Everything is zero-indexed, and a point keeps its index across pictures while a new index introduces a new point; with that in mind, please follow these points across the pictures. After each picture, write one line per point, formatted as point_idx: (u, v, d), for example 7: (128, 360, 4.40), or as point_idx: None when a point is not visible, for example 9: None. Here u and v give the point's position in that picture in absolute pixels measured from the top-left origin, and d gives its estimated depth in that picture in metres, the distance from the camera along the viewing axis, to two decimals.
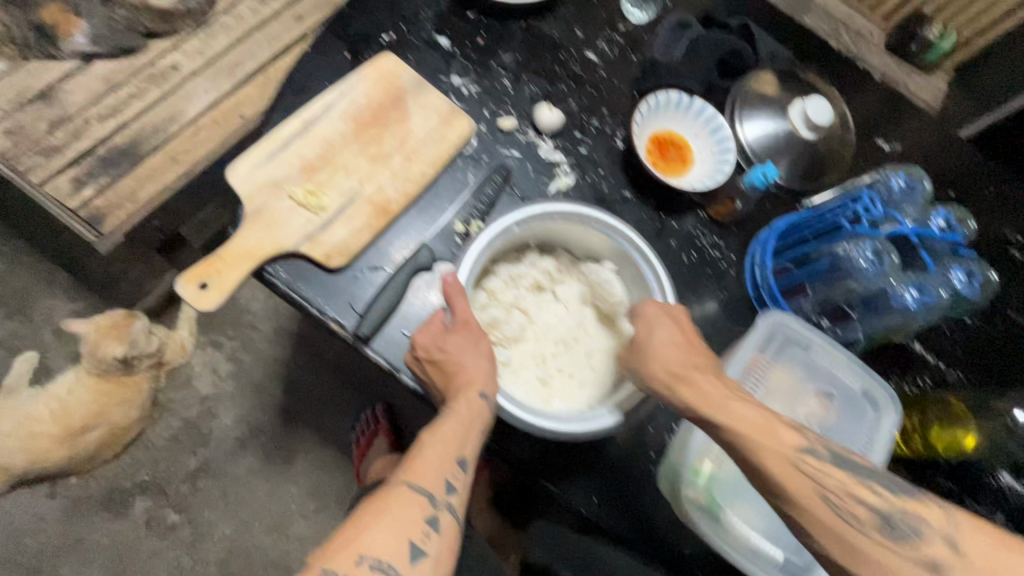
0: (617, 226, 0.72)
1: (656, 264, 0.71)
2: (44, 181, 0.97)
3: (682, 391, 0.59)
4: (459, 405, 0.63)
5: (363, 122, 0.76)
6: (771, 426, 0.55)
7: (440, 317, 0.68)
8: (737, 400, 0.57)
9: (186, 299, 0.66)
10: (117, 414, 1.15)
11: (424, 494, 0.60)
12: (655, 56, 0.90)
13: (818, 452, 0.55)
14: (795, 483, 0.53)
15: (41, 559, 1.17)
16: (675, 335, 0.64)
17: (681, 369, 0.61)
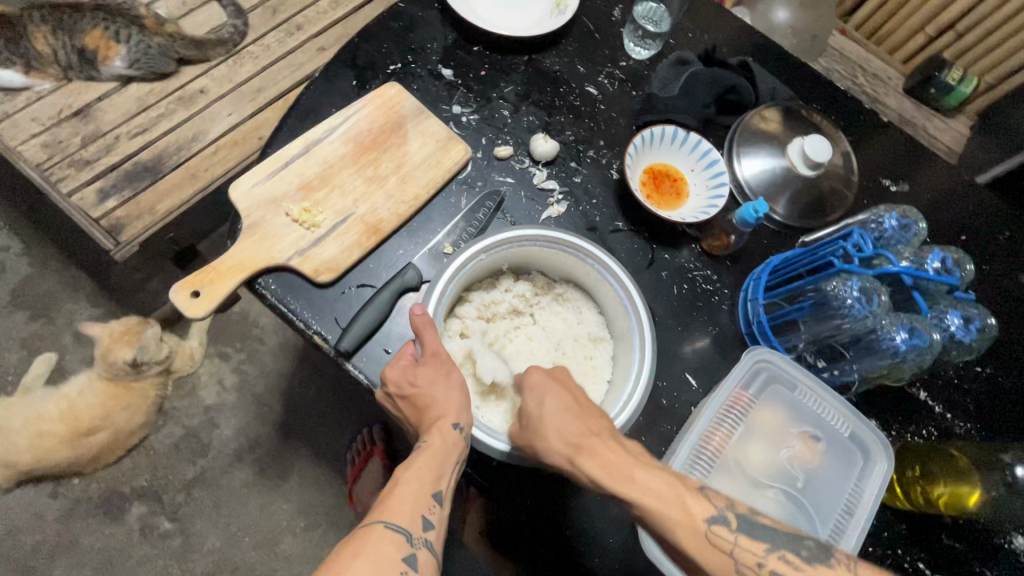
0: (587, 248, 0.73)
1: (626, 279, 0.73)
2: (73, 191, 1.03)
3: (584, 465, 0.57)
4: (432, 438, 0.61)
5: (362, 146, 0.79)
6: (671, 504, 0.53)
7: (409, 351, 0.67)
8: (641, 468, 0.56)
9: (178, 305, 0.69)
10: (121, 418, 1.18)
11: (400, 532, 0.57)
12: (654, 90, 0.93)
13: (726, 520, 0.53)
14: (710, 559, 0.52)
15: (37, 557, 1.19)
16: (556, 395, 0.63)
17: (578, 440, 0.59)
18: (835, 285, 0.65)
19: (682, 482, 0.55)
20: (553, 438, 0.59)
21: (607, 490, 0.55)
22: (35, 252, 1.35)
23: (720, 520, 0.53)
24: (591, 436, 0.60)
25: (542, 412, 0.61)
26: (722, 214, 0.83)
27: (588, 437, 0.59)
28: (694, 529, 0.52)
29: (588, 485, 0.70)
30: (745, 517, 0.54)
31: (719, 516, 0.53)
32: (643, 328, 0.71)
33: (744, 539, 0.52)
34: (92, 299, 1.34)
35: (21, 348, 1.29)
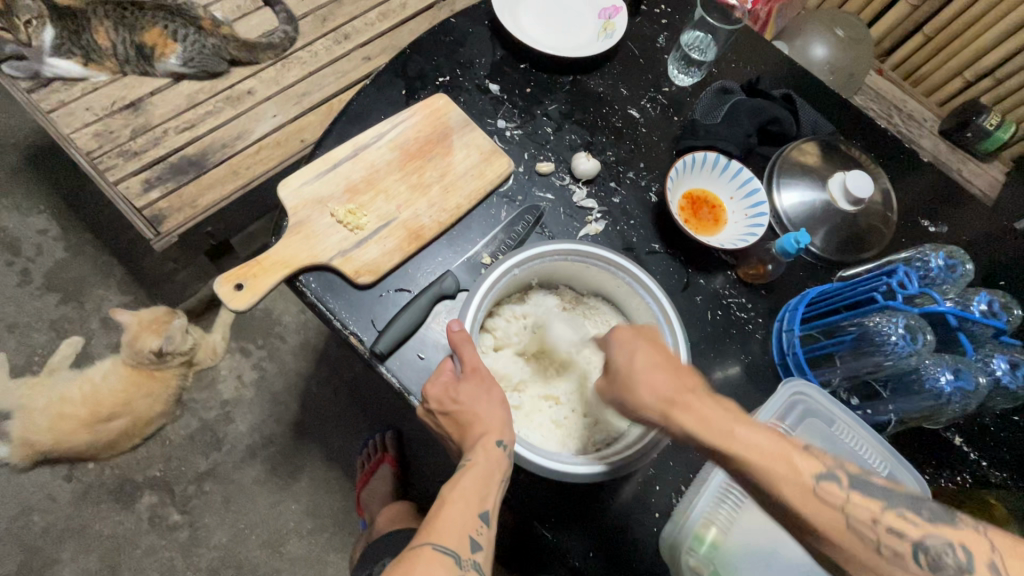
0: (619, 261, 0.73)
1: (657, 292, 0.72)
2: (119, 180, 1.05)
3: (679, 420, 0.56)
4: (478, 456, 0.60)
5: (408, 153, 0.81)
6: (776, 459, 0.51)
7: (449, 366, 0.67)
8: (744, 426, 0.54)
9: (222, 297, 0.70)
10: (141, 406, 1.19)
11: (450, 555, 0.56)
12: (696, 116, 0.94)
13: (837, 477, 0.51)
14: (819, 511, 0.49)
15: (45, 540, 1.19)
16: (652, 352, 0.62)
17: (672, 398, 0.58)
18: (878, 322, 0.66)
19: (786, 439, 0.54)
20: (648, 395, 0.59)
21: (705, 443, 0.54)
22: (72, 237, 1.37)
23: (828, 476, 0.51)
24: (685, 392, 0.58)
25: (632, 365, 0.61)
26: (761, 243, 0.82)
27: (682, 395, 0.58)
28: (802, 484, 0.50)
29: (613, 507, 0.69)
30: (857, 477, 0.52)
31: (828, 474, 0.51)
32: (678, 344, 0.70)
33: (856, 496, 0.50)
34: (123, 287, 1.36)
35: (49, 330, 1.31)
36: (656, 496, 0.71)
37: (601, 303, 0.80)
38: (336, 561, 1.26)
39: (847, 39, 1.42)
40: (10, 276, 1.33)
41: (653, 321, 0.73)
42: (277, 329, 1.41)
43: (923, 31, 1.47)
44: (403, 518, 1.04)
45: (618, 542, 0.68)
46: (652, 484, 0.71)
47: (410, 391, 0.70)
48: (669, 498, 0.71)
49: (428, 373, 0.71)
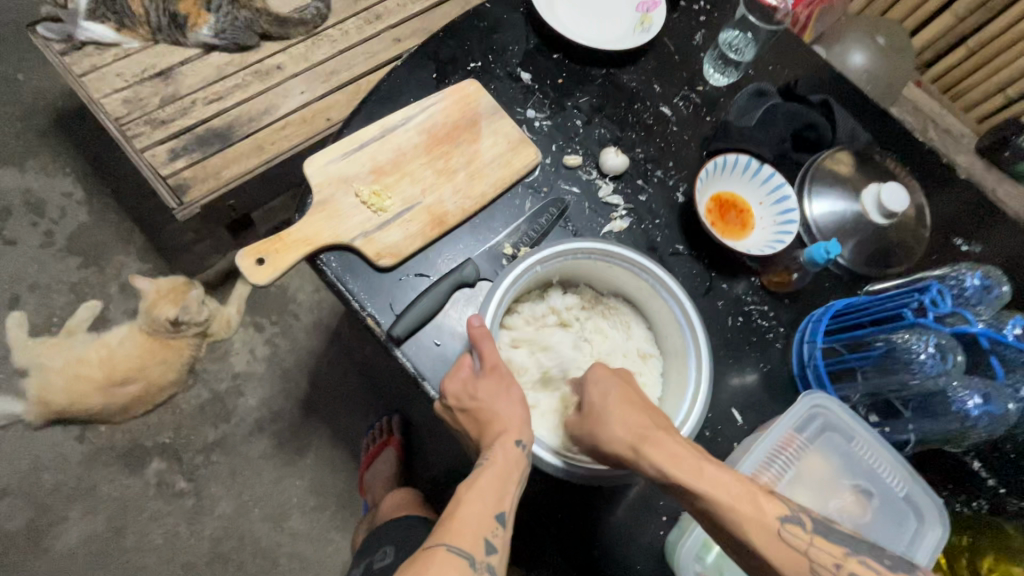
0: (644, 263, 0.72)
1: (681, 294, 0.71)
2: (146, 148, 1.06)
3: (649, 454, 0.57)
4: (495, 455, 0.60)
5: (436, 138, 0.80)
6: (740, 500, 0.53)
7: (468, 362, 0.66)
8: (710, 465, 0.56)
9: (243, 270, 0.70)
10: (155, 373, 1.20)
11: (463, 555, 0.56)
12: (728, 116, 0.91)
13: (800, 520, 0.54)
14: (784, 554, 0.51)
15: (55, 497, 1.21)
16: (622, 390, 0.64)
17: (640, 433, 0.59)
18: (907, 339, 0.64)
19: (751, 481, 0.56)
20: (619, 429, 0.60)
21: (675, 480, 0.55)
22: (95, 202, 1.39)
23: (792, 520, 0.53)
24: (654, 428, 0.60)
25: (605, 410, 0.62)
26: (788, 251, 0.81)
27: (649, 430, 0.59)
28: (765, 526, 0.52)
29: (620, 508, 0.69)
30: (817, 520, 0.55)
31: (792, 518, 0.53)
32: (701, 353, 0.69)
33: (819, 539, 0.53)
34: (142, 255, 1.37)
35: (69, 293, 1.33)
36: (664, 499, 0.70)
37: (620, 304, 0.79)
38: (336, 539, 1.26)
39: (887, 48, 1.38)
40: (34, 237, 1.35)
41: (675, 327, 0.72)
42: (291, 307, 1.42)
43: (967, 43, 1.42)
44: (407, 505, 1.04)
45: (625, 542, 0.68)
46: (660, 488, 0.71)
47: (424, 377, 0.70)
48: (677, 502, 0.70)
49: (444, 361, 0.71)
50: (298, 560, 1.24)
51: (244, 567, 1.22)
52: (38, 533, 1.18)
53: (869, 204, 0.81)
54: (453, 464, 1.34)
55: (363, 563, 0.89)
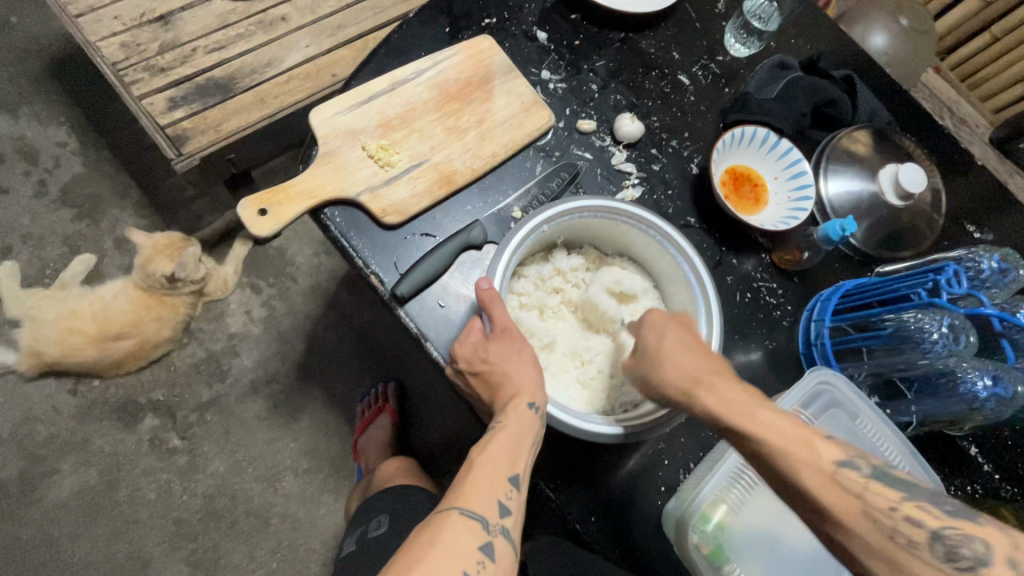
0: (653, 221, 0.70)
1: (692, 255, 0.69)
2: (143, 96, 1.02)
3: (699, 398, 0.55)
4: (509, 419, 0.59)
5: (447, 94, 0.77)
6: (793, 442, 0.50)
7: (477, 326, 0.66)
8: (766, 408, 0.53)
9: (244, 221, 0.68)
10: (150, 329, 1.19)
11: (477, 518, 0.54)
12: (749, 89, 0.89)
13: (860, 466, 0.49)
14: (833, 495, 0.47)
15: (48, 449, 1.20)
16: (681, 338, 0.60)
17: (691, 377, 0.57)
18: (919, 318, 0.64)
19: (811, 427, 0.52)
20: (671, 372, 0.58)
21: (726, 422, 0.53)
22: (90, 153, 1.35)
23: (849, 464, 0.49)
24: (711, 373, 0.57)
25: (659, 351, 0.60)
26: (802, 228, 0.79)
27: (704, 375, 0.57)
28: (821, 470, 0.48)
29: (619, 477, 0.68)
30: (883, 469, 0.49)
31: (849, 461, 0.49)
32: (710, 308, 0.68)
33: (877, 484, 0.48)
34: (138, 209, 1.34)
35: (63, 245, 1.30)
36: (663, 471, 0.70)
37: (627, 263, 0.78)
38: (329, 502, 1.27)
39: (910, 30, 1.34)
40: (27, 186, 1.31)
41: (684, 284, 0.71)
42: (289, 269, 1.39)
43: (990, 29, 1.38)
44: (402, 473, 1.03)
45: (622, 510, 0.68)
46: (660, 458, 0.70)
47: (428, 337, 0.69)
48: (676, 474, 0.70)
49: (448, 323, 0.69)
50: (289, 520, 1.24)
51: (236, 526, 1.22)
52: (30, 483, 1.18)
53: (886, 183, 0.80)
54: (446, 433, 1.34)
55: (357, 532, 0.85)
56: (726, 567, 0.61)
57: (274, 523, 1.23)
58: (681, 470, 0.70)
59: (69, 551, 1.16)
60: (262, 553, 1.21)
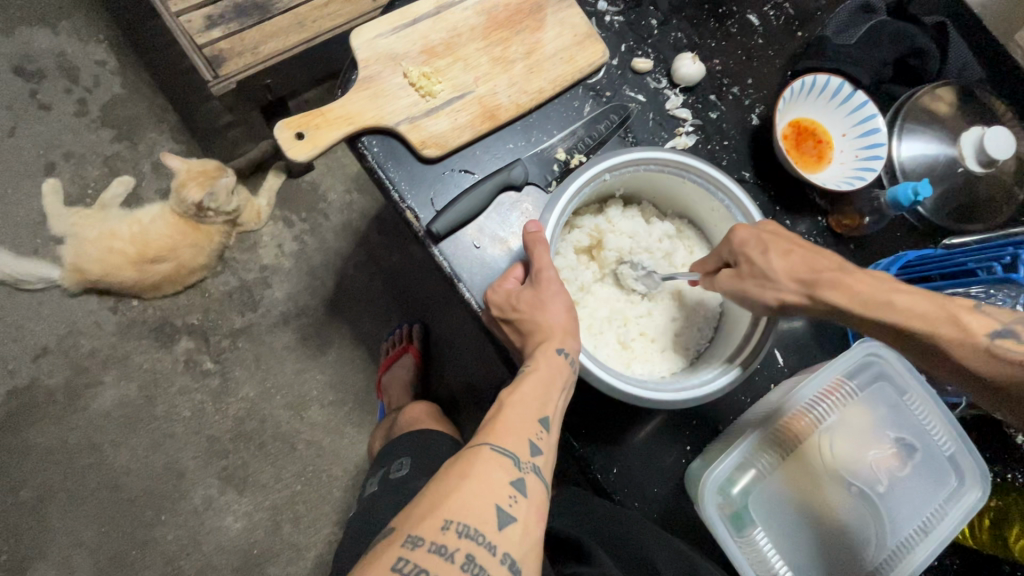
0: (721, 179, 0.65)
1: (758, 214, 0.64)
2: (181, 11, 0.97)
3: (829, 296, 0.52)
4: (538, 362, 0.57)
5: (496, 21, 0.72)
6: (937, 322, 0.48)
7: (515, 274, 0.64)
8: (898, 292, 0.51)
9: (280, 143, 0.66)
10: (187, 254, 1.20)
11: (509, 455, 0.52)
12: (825, 34, 0.80)
13: (1013, 333, 0.47)
14: (997, 371, 0.46)
15: (91, 361, 1.26)
16: (780, 244, 0.56)
17: (811, 276, 0.54)
18: (992, 294, 0.62)
19: (940, 297, 0.50)
20: (783, 279, 0.54)
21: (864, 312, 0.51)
22: (129, 74, 1.33)
23: (1007, 333, 0.46)
24: (829, 267, 0.54)
25: (772, 266, 0.54)
26: (868, 190, 0.73)
27: (816, 274, 0.54)
28: (976, 344, 0.47)
29: (645, 433, 0.68)
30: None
31: (1005, 330, 0.47)
32: None
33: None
34: (175, 134, 1.33)
35: (103, 165, 1.31)
36: (690, 430, 0.69)
37: (685, 225, 0.74)
38: (351, 434, 1.31)
39: None
40: (68, 105, 1.31)
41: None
42: (321, 205, 1.38)
43: None
44: (426, 417, 1.05)
45: (644, 462, 0.67)
46: (689, 417, 0.69)
47: (460, 277, 0.67)
48: (703, 434, 0.69)
49: (482, 264, 0.68)
50: (314, 447, 1.29)
51: (264, 448, 1.28)
52: (75, 392, 1.25)
53: (968, 148, 0.72)
54: (467, 379, 1.35)
55: (379, 472, 0.86)
56: (747, 529, 0.61)
57: (299, 449, 1.28)
58: (710, 430, 0.69)
59: (112, 457, 1.24)
60: (289, 475, 1.27)
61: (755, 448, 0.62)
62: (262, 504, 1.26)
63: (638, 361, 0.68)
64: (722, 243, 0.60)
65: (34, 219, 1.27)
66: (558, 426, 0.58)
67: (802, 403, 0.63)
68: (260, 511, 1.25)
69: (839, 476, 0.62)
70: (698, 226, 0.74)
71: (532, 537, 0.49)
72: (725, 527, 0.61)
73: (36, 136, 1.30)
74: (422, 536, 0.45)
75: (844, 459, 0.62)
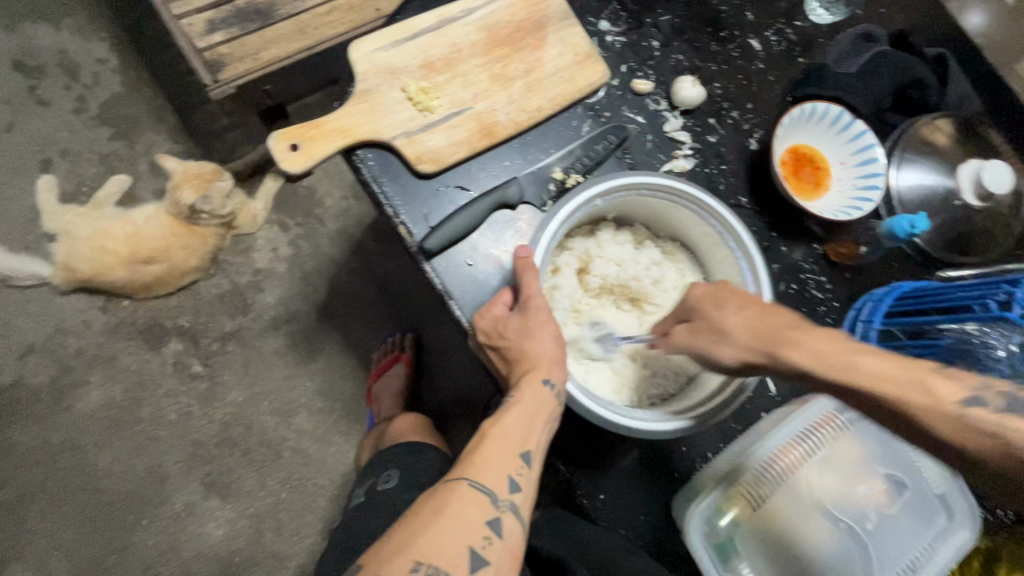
0: (717, 210, 0.64)
1: (751, 243, 0.64)
2: (183, 15, 0.97)
3: (789, 356, 0.50)
4: (522, 395, 0.56)
5: (497, 38, 0.72)
6: (907, 389, 0.44)
7: (504, 299, 0.63)
8: (863, 354, 0.47)
9: (274, 153, 0.66)
10: (179, 257, 1.19)
11: (486, 492, 0.52)
12: (825, 62, 0.81)
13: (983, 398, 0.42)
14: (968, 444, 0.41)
15: (77, 360, 1.25)
16: (734, 299, 0.56)
17: (770, 336, 0.52)
18: (985, 333, 0.61)
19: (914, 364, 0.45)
20: (739, 335, 0.54)
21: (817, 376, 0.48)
22: (130, 73, 1.33)
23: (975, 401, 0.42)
24: (788, 325, 0.52)
25: (726, 321, 0.55)
26: (864, 220, 0.73)
27: (784, 330, 0.52)
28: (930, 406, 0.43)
29: (634, 459, 0.67)
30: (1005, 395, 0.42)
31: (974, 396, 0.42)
32: None
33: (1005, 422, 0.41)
34: (173, 135, 1.33)
35: (99, 163, 1.30)
36: (680, 456, 0.68)
37: (678, 249, 0.74)
38: (338, 443, 1.29)
39: None
40: (66, 102, 1.30)
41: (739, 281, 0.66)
42: (318, 210, 1.37)
43: None
44: (413, 431, 1.04)
45: (631, 488, 0.66)
46: (678, 444, 0.68)
47: (450, 295, 0.66)
48: (693, 461, 0.68)
49: (473, 283, 0.67)
50: (300, 455, 1.27)
51: (250, 455, 1.26)
52: (61, 392, 1.23)
53: (965, 181, 0.72)
54: (458, 391, 1.34)
55: (366, 482, 0.84)
56: (732, 560, 0.61)
57: (285, 456, 1.27)
58: (699, 457, 0.68)
59: (94, 460, 1.22)
60: (273, 483, 1.26)
61: (743, 481, 0.61)
62: (245, 512, 1.24)
63: (628, 387, 0.67)
64: (681, 303, 0.62)
65: (27, 216, 1.26)
66: (540, 461, 0.57)
67: (789, 436, 0.62)
68: (243, 519, 1.24)
69: (828, 513, 0.61)
70: (693, 254, 0.74)
71: None
72: (709, 558, 0.60)
73: (33, 132, 1.29)
74: None
75: (834, 496, 0.61)
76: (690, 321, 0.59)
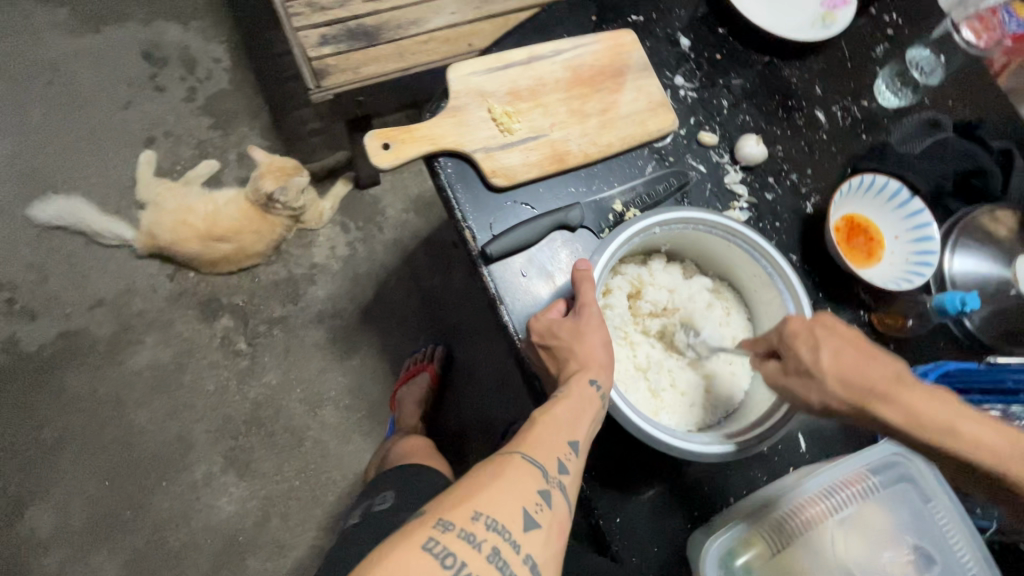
0: (771, 253, 0.68)
1: (801, 289, 0.66)
2: (302, 28, 1.09)
3: (883, 414, 0.53)
4: (570, 389, 0.59)
5: (580, 78, 0.79)
6: (981, 446, 0.52)
7: (559, 306, 0.66)
8: (952, 416, 0.53)
9: (367, 150, 0.73)
10: (248, 239, 1.29)
11: (538, 466, 0.55)
12: (890, 140, 0.85)
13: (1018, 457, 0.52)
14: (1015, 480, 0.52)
15: (137, 320, 1.33)
16: (836, 342, 0.55)
17: (870, 391, 0.54)
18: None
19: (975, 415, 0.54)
20: (840, 390, 0.54)
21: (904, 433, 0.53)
22: (238, 74, 1.48)
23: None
24: (884, 380, 0.54)
25: (820, 364, 0.54)
26: (915, 294, 0.75)
27: (890, 394, 0.54)
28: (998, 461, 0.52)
29: (654, 488, 0.67)
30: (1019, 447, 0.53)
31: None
32: None
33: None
34: (264, 132, 1.46)
35: (195, 147, 1.43)
36: (701, 496, 0.68)
37: (725, 290, 0.76)
38: (358, 441, 1.32)
39: None
40: (179, 91, 1.46)
41: None
42: (378, 218, 1.46)
43: None
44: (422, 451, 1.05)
45: (647, 518, 0.66)
46: (703, 483, 0.69)
47: (502, 299, 0.70)
48: (714, 503, 0.68)
49: (526, 292, 0.71)
50: (319, 447, 1.31)
51: (273, 437, 1.30)
52: (116, 346, 1.32)
53: None
54: (481, 411, 1.36)
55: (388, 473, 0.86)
56: None
57: (305, 445, 1.30)
58: (720, 500, 0.68)
59: (132, 415, 1.28)
60: (289, 469, 1.29)
61: (762, 527, 0.61)
62: (258, 493, 1.27)
63: (665, 411, 0.68)
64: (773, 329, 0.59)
65: (124, 183, 1.39)
66: (587, 452, 0.59)
67: (815, 489, 0.62)
68: (254, 499, 1.26)
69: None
70: (741, 296, 0.76)
71: (553, 546, 0.51)
72: None
73: (145, 112, 1.44)
74: (452, 522, 0.48)
75: (857, 558, 0.60)
76: (780, 354, 0.59)
